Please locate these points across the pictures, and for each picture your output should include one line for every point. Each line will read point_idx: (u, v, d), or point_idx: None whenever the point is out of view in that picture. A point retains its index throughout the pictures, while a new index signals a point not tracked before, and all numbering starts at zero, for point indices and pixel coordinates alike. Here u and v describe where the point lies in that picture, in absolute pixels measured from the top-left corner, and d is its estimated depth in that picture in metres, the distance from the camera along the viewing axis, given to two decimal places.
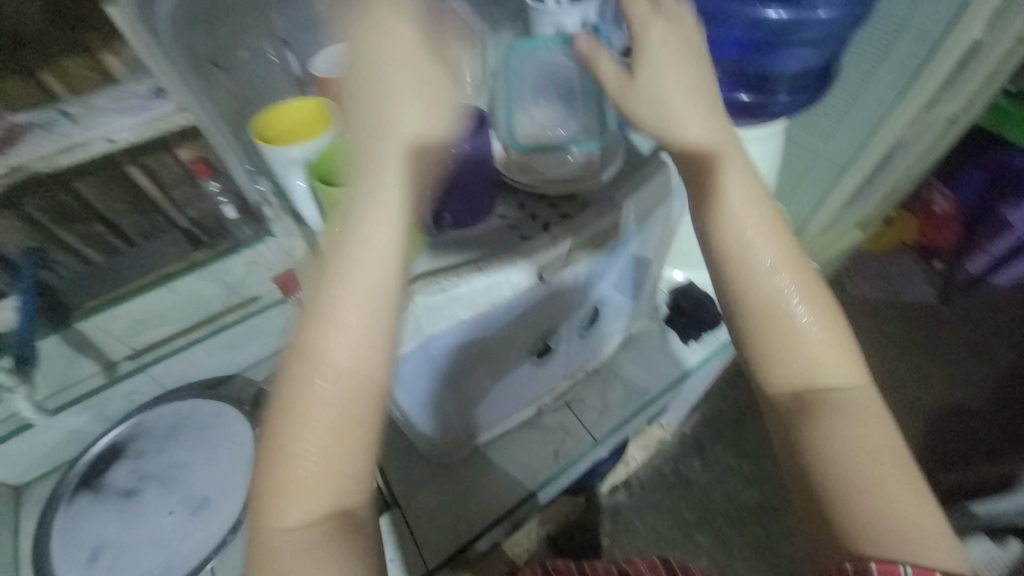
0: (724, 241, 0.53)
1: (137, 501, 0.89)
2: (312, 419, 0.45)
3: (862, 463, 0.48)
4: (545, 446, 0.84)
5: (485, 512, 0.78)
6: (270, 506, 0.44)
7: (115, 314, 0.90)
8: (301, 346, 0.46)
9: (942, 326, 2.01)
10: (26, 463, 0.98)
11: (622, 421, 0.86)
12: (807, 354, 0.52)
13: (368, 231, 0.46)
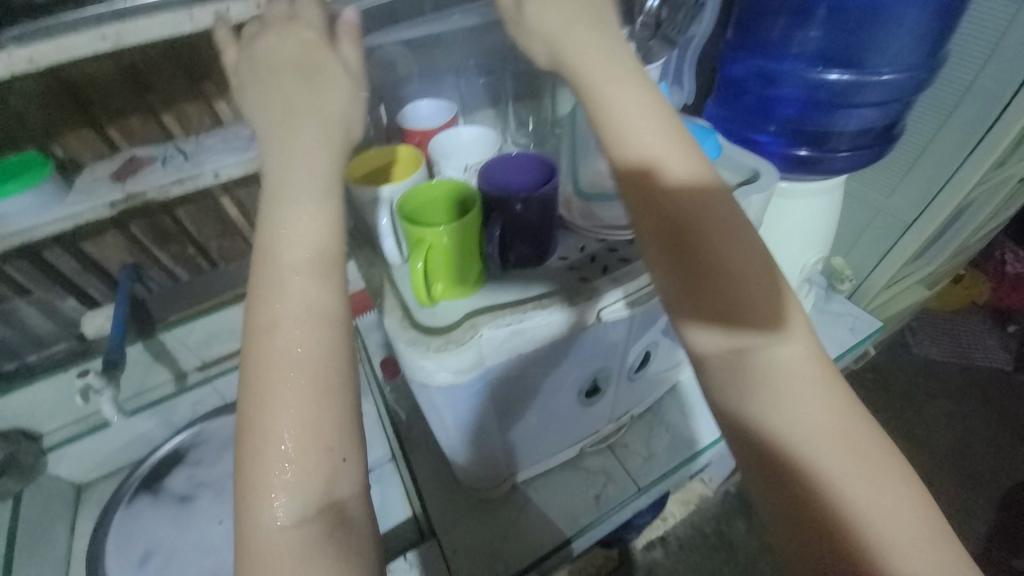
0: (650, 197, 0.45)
1: (191, 506, 0.93)
2: (275, 405, 0.39)
3: (818, 448, 0.40)
4: (586, 489, 0.82)
5: (523, 551, 0.77)
6: (246, 512, 0.38)
7: (192, 327, 1.01)
8: (267, 321, 0.41)
9: (1022, 397, 1.83)
10: (91, 463, 1.02)
11: (668, 470, 0.83)
12: (747, 322, 0.44)
13: (291, 209, 0.43)
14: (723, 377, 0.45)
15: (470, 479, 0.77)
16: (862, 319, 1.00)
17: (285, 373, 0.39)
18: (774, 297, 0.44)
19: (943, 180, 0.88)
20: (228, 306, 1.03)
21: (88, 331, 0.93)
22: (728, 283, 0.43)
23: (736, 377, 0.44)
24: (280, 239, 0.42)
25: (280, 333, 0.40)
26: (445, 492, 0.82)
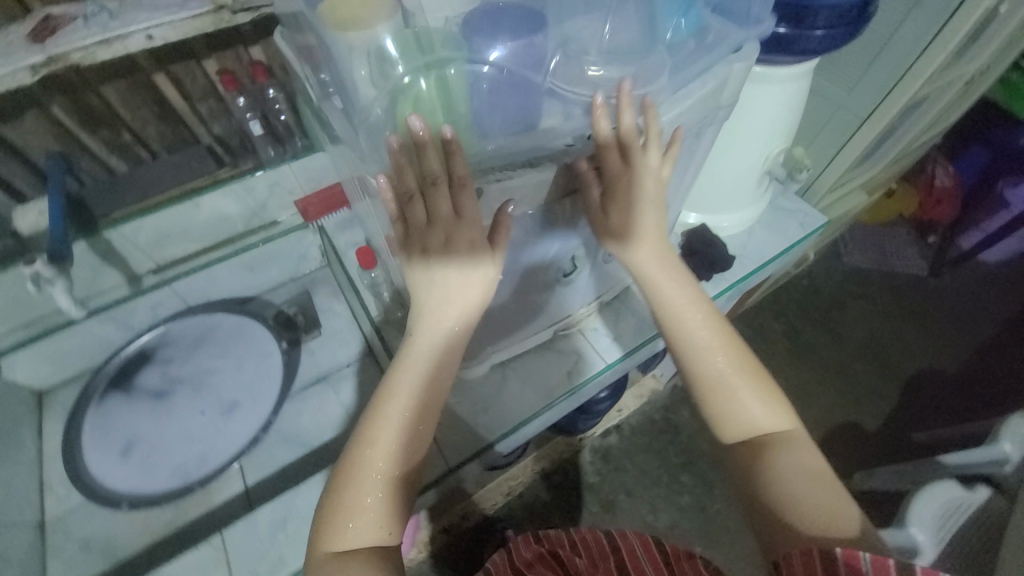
0: (673, 332, 0.71)
1: (168, 402, 0.93)
2: (373, 477, 0.60)
3: (792, 486, 0.62)
4: (559, 366, 0.89)
5: (503, 420, 0.84)
6: (332, 533, 0.59)
7: (141, 225, 0.91)
8: (379, 427, 0.62)
9: (930, 296, 2.09)
10: (48, 370, 0.94)
11: (634, 347, 0.91)
12: (744, 408, 0.68)
13: (418, 350, 0.64)
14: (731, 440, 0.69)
15: None
16: (811, 214, 1.07)
17: (386, 457, 0.61)
18: (765, 394, 0.69)
19: (901, 73, 0.91)
20: (178, 200, 0.94)
21: (21, 229, 0.85)
22: (733, 388, 0.68)
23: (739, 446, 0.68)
24: (416, 360, 0.64)
25: (389, 429, 0.62)
26: None
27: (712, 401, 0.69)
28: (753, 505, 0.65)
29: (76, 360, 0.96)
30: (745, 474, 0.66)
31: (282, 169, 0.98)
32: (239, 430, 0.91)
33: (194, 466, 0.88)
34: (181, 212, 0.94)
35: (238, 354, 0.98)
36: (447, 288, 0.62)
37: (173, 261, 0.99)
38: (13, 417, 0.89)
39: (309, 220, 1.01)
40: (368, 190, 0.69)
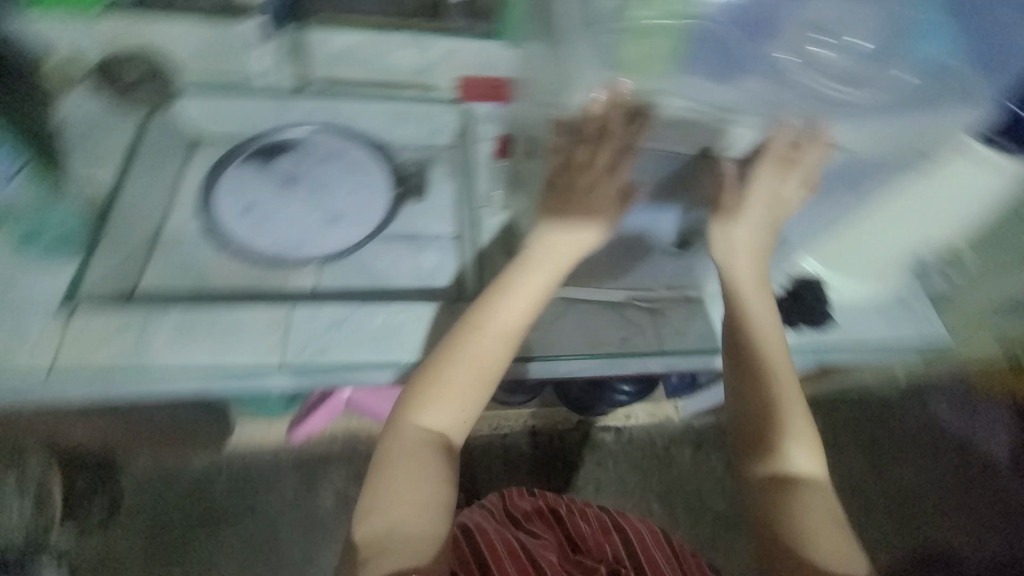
0: (744, 353, 0.78)
1: (291, 190, 1.01)
2: (459, 377, 0.74)
3: (813, 526, 0.67)
4: (615, 329, 0.89)
5: (546, 346, 0.87)
6: (410, 408, 0.74)
7: (330, 38, 1.04)
8: (473, 329, 0.75)
9: (1001, 488, 1.86)
10: (210, 118, 1.04)
11: (697, 350, 0.88)
12: (789, 449, 0.73)
13: (528, 281, 0.77)
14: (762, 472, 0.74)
15: None
16: (938, 329, 0.95)
17: (489, 342, 0.75)
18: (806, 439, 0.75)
19: None
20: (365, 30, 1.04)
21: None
22: (787, 424, 0.74)
23: (768, 477, 0.72)
24: (521, 290, 0.77)
25: (476, 343, 0.75)
26: None
27: (761, 429, 0.75)
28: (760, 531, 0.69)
29: (226, 122, 1.04)
30: (765, 502, 0.71)
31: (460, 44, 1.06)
32: (336, 240, 1.00)
33: (291, 249, 0.97)
34: (367, 44, 1.05)
35: (357, 181, 1.05)
36: (563, 232, 0.77)
37: (337, 80, 1.09)
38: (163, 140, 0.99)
39: (461, 99, 1.09)
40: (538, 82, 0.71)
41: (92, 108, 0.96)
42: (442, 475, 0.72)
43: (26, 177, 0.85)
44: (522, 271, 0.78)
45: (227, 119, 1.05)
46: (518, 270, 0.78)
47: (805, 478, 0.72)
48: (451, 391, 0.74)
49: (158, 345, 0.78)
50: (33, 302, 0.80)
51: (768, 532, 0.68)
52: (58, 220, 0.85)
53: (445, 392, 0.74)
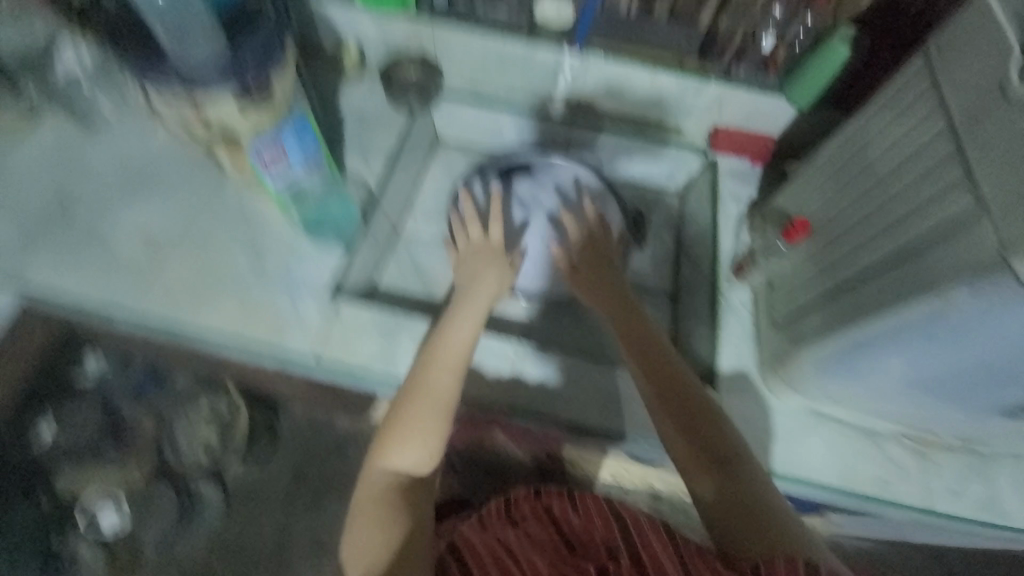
0: (698, 413, 0.69)
1: (529, 217, 0.96)
2: (411, 407, 0.68)
3: (762, 500, 0.64)
4: (875, 466, 0.73)
5: (790, 465, 0.73)
6: (378, 453, 0.67)
7: (602, 69, 0.94)
8: (422, 365, 0.70)
9: None
10: (457, 128, 1.06)
11: (967, 517, 0.71)
12: (762, 501, 0.63)
13: (468, 308, 0.76)
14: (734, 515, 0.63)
15: (790, 369, 0.71)
16: None
17: (447, 355, 0.71)
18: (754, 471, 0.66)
19: None
20: (643, 66, 0.92)
21: (536, 15, 0.91)
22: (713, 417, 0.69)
23: (721, 475, 0.66)
24: (451, 317, 0.75)
25: (430, 365, 0.70)
26: (736, 366, 0.80)
27: (733, 491, 0.64)
28: (730, 533, 0.63)
29: (470, 131, 1.06)
30: (721, 492, 0.65)
31: (738, 93, 0.92)
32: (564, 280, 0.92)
33: (524, 281, 0.91)
34: (635, 79, 0.95)
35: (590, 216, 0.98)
36: (476, 285, 0.78)
37: (586, 110, 1.02)
38: (419, 145, 1.04)
39: (710, 149, 1.00)
40: (892, 180, 0.60)
41: (367, 104, 1.01)
42: (394, 524, 0.64)
43: (324, 163, 0.82)
44: (465, 302, 0.77)
45: (470, 130, 1.06)
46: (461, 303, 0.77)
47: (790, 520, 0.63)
48: (412, 422, 0.67)
49: (406, 355, 0.78)
50: (304, 284, 0.82)
51: (737, 533, 0.62)
52: (336, 206, 0.85)
53: (404, 446, 0.67)
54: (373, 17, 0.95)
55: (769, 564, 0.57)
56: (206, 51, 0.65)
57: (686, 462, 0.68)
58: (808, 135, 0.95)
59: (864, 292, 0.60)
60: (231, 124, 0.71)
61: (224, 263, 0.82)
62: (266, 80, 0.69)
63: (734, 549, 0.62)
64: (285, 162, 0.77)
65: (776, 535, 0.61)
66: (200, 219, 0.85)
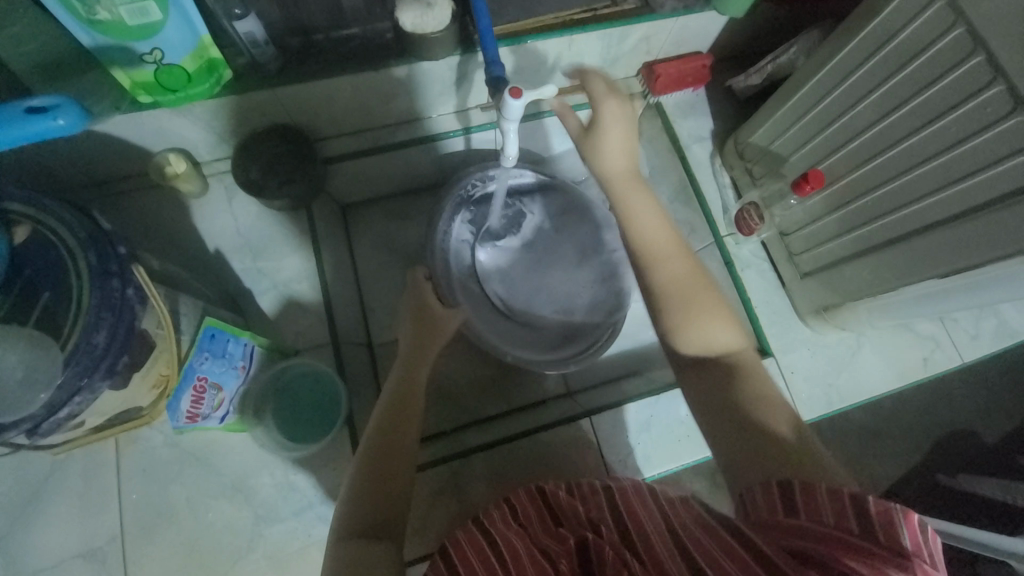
0: (640, 242, 0.59)
1: (538, 252, 0.87)
2: (396, 405, 0.57)
3: (760, 409, 0.47)
4: (916, 350, 0.79)
5: (856, 389, 0.76)
6: (374, 431, 0.54)
7: (512, 54, 0.72)
8: (410, 361, 0.64)
9: None
10: (371, 180, 0.88)
11: (989, 352, 0.81)
12: (728, 364, 0.51)
13: (444, 324, 0.69)
14: (730, 419, 0.47)
15: (840, 315, 0.72)
16: None
17: (417, 376, 0.62)
18: (682, 273, 0.56)
19: None
20: (557, 33, 0.71)
21: (403, 26, 0.63)
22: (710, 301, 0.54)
23: (709, 377, 0.50)
24: (424, 336, 0.67)
25: (405, 372, 0.61)
26: (779, 322, 0.78)
27: (683, 328, 0.53)
28: (730, 465, 0.46)
29: (375, 183, 0.89)
30: (714, 400, 0.49)
31: (665, 23, 0.75)
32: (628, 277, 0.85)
33: (587, 311, 0.84)
34: (547, 49, 0.74)
35: (585, 231, 0.87)
36: (439, 320, 0.69)
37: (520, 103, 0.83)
38: (333, 233, 0.82)
39: (649, 93, 0.86)
40: (916, 121, 0.54)
41: (245, 222, 0.76)
42: (371, 519, 0.48)
43: (255, 353, 0.62)
44: (439, 327, 0.69)
45: (381, 176, 0.88)
46: (436, 328, 0.68)
47: (802, 464, 0.43)
48: (391, 419, 0.55)
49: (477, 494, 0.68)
50: (323, 497, 0.65)
51: (732, 455, 0.46)
52: (310, 386, 0.69)
53: (401, 425, 0.55)
54: (183, 113, 0.65)
55: (752, 506, 0.41)
56: (13, 372, 0.38)
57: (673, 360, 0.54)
58: (749, 37, 0.83)
59: (921, 246, 0.57)
60: (126, 403, 0.50)
61: (210, 528, 0.63)
62: (133, 345, 0.44)
63: (736, 483, 0.45)
64: (222, 392, 0.57)
65: (778, 460, 0.43)
66: (144, 490, 0.63)
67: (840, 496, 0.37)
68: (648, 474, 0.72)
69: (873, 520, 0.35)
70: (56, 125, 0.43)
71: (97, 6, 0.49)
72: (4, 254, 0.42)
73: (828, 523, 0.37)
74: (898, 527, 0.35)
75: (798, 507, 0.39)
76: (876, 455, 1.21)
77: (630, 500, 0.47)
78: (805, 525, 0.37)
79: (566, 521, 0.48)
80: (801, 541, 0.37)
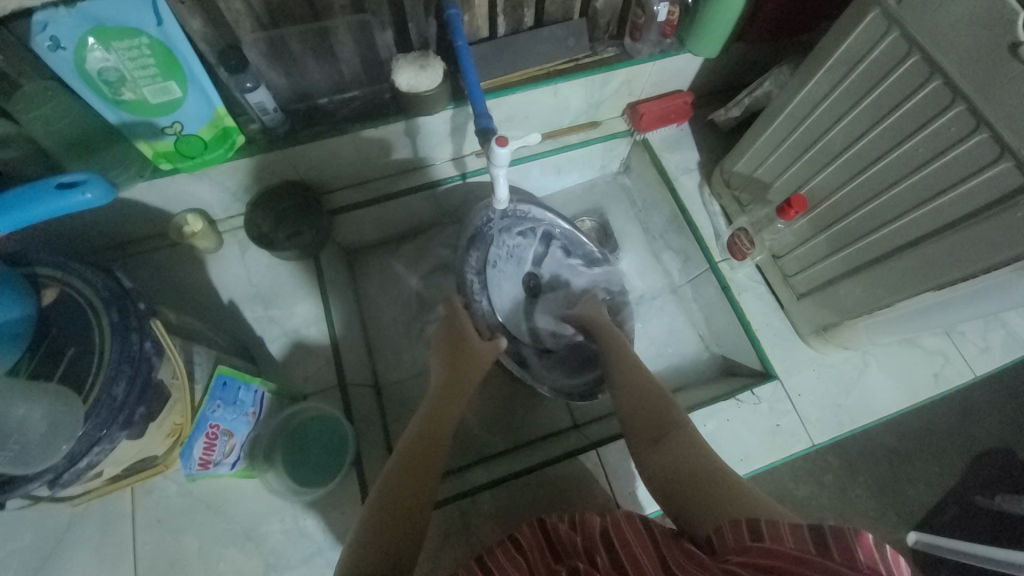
0: (614, 342, 0.74)
1: (553, 284, 0.89)
2: (413, 442, 0.59)
3: (716, 467, 0.52)
4: (925, 366, 0.78)
5: (867, 409, 0.75)
6: (392, 466, 0.56)
7: (501, 104, 0.77)
8: (443, 395, 0.66)
9: None
10: (375, 228, 0.92)
11: (1002, 364, 0.79)
12: (686, 434, 0.57)
13: (477, 356, 0.73)
14: (689, 478, 0.52)
15: (840, 334, 0.72)
16: None
17: (435, 411, 0.64)
18: (636, 374, 0.67)
19: None
20: (542, 83, 0.77)
21: (398, 86, 0.68)
22: (660, 393, 0.63)
23: (663, 452, 0.56)
24: (458, 374, 0.70)
25: (426, 411, 0.64)
26: (780, 343, 0.79)
27: (641, 414, 0.62)
28: (687, 515, 0.49)
29: (379, 229, 0.93)
30: (666, 468, 0.54)
31: (644, 67, 0.81)
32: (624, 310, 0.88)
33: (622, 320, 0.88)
34: (535, 98, 0.79)
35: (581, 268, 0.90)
36: (474, 354, 0.73)
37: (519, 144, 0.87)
38: (339, 279, 0.86)
39: (635, 130, 0.90)
40: (885, 143, 0.57)
41: (257, 274, 0.80)
42: (385, 546, 0.48)
43: (264, 399, 0.64)
44: (474, 358, 0.72)
45: (386, 223, 0.92)
46: (473, 360, 0.72)
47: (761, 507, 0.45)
48: (411, 454, 0.57)
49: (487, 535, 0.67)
50: (333, 541, 0.65)
51: (687, 508, 0.49)
52: (318, 429, 0.70)
53: (427, 461, 0.57)
54: (200, 176, 0.70)
55: (721, 538, 0.43)
56: (36, 427, 0.40)
57: (634, 438, 0.60)
58: (725, 75, 0.88)
59: (908, 262, 0.58)
60: (140, 454, 0.52)
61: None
62: (150, 393, 0.47)
63: (698, 531, 0.47)
64: (233, 438, 0.59)
65: (735, 507, 0.46)
66: (159, 540, 0.64)
67: (801, 529, 0.38)
68: (647, 510, 0.70)
69: (830, 540, 0.36)
70: (84, 199, 0.47)
71: (122, 89, 0.56)
72: (32, 313, 0.45)
73: (788, 544, 0.38)
74: (853, 547, 0.35)
75: (763, 537, 0.39)
76: (907, 478, 1.16)
77: (623, 529, 0.47)
78: (769, 547, 0.38)
79: (563, 553, 0.49)
80: (763, 560, 0.38)
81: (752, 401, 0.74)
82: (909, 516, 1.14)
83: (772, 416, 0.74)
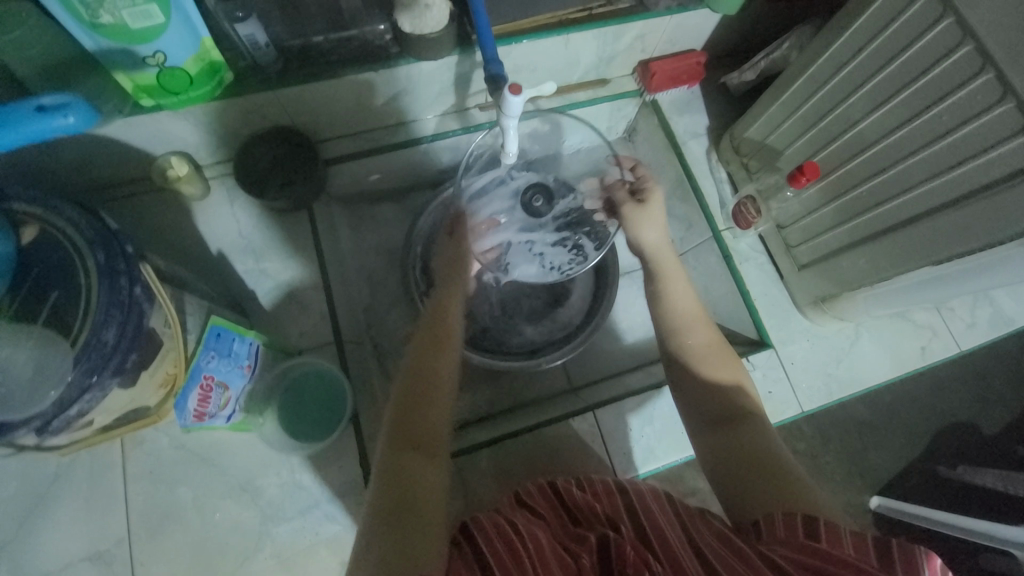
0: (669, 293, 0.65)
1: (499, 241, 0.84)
2: (438, 377, 0.56)
3: (782, 463, 0.49)
4: (913, 341, 0.80)
5: (856, 379, 0.77)
6: (424, 402, 0.54)
7: (509, 53, 0.73)
8: (435, 324, 0.63)
9: None
10: (371, 183, 0.89)
11: (986, 340, 0.81)
12: (756, 424, 0.53)
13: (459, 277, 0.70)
14: (748, 468, 0.49)
15: (838, 305, 0.73)
16: None
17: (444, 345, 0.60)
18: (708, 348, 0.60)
19: None
20: (553, 33, 0.73)
21: (400, 24, 0.64)
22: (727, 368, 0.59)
23: (725, 437, 0.53)
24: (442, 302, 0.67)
25: (433, 337, 0.61)
26: (778, 314, 0.79)
27: (704, 391, 0.57)
28: (740, 503, 0.48)
29: (375, 183, 0.90)
30: (722, 454, 0.52)
31: (660, 21, 0.77)
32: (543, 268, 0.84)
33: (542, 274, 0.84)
34: (545, 48, 0.75)
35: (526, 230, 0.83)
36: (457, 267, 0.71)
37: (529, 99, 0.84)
38: (333, 233, 0.83)
39: (645, 90, 0.87)
40: (910, 110, 0.55)
41: (246, 224, 0.77)
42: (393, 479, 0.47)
43: (258, 354, 0.62)
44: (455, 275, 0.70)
45: (382, 179, 0.89)
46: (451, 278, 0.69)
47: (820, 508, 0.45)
48: (425, 392, 0.55)
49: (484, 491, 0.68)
50: (329, 495, 0.65)
51: (744, 491, 0.48)
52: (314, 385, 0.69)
53: (435, 397, 0.54)
54: (185, 115, 0.65)
55: (769, 527, 0.44)
56: None
57: (696, 414, 0.57)
58: (742, 34, 0.84)
59: (912, 236, 0.58)
60: (133, 403, 0.50)
61: (217, 529, 0.62)
62: (142, 341, 0.44)
63: (747, 515, 0.47)
64: (228, 391, 0.57)
65: (791, 502, 0.45)
66: (150, 491, 0.63)
67: (864, 540, 0.39)
68: (641, 471, 0.72)
69: (895, 556, 0.37)
70: (66, 123, 0.43)
71: (100, 10, 0.49)
72: (10, 252, 0.42)
73: (846, 552, 0.38)
74: (921, 563, 0.36)
75: (820, 535, 0.40)
76: (876, 445, 1.22)
77: (648, 504, 0.48)
78: (826, 549, 0.39)
79: (583, 518, 0.49)
80: (815, 558, 0.39)
81: (747, 368, 0.76)
82: (875, 481, 1.20)
83: (764, 383, 0.75)
